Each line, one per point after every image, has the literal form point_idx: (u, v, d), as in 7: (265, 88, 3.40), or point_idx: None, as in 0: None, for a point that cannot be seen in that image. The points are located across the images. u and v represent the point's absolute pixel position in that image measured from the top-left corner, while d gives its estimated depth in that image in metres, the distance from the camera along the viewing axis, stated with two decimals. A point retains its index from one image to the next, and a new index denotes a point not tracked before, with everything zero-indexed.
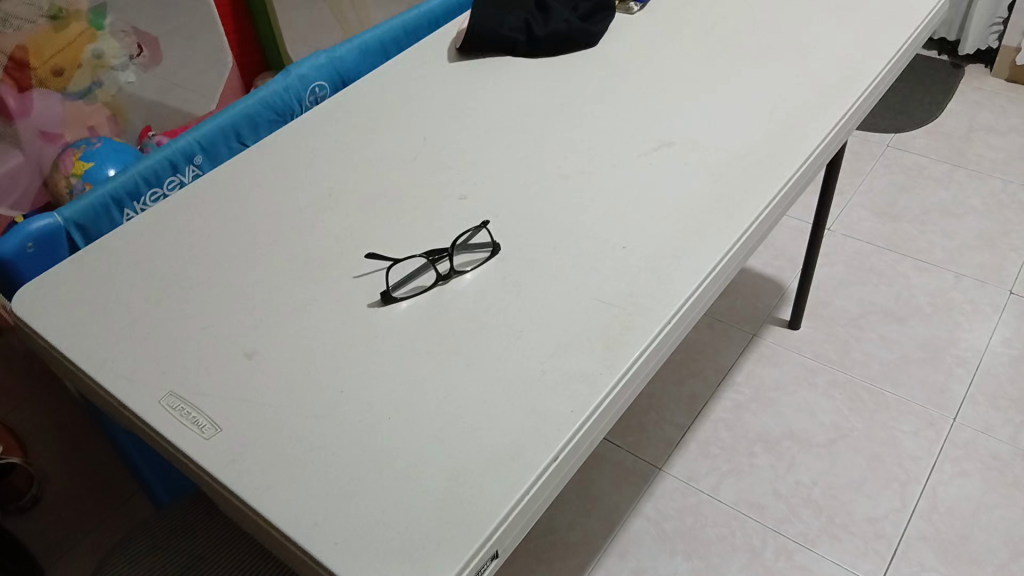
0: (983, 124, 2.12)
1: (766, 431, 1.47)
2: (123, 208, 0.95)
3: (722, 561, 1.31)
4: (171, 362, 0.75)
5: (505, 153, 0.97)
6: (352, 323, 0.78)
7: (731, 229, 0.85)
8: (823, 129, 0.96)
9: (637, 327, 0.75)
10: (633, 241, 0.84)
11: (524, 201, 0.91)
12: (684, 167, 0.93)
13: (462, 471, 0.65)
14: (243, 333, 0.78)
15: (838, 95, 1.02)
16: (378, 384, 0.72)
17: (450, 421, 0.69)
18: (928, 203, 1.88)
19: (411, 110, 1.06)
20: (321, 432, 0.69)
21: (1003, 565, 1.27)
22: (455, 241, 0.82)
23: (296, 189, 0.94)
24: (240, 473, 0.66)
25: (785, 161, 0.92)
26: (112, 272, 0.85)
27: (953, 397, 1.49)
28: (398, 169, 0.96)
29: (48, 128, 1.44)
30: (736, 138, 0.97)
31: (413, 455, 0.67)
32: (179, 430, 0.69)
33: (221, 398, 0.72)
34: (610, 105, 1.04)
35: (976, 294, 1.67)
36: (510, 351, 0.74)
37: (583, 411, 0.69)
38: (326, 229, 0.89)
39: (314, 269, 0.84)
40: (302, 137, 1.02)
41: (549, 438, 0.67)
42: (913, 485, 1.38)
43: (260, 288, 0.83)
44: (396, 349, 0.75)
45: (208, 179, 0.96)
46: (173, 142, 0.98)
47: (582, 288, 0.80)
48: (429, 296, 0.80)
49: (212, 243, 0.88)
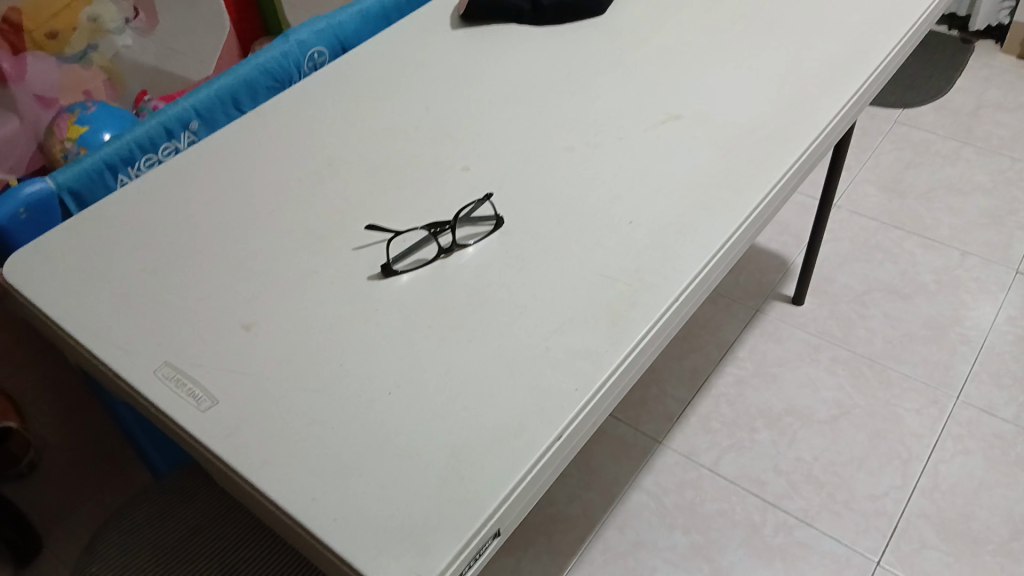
0: (993, 99, 2.09)
1: (768, 407, 1.47)
2: (117, 174, 0.93)
3: (722, 536, 1.31)
4: (166, 333, 0.74)
5: (509, 124, 0.95)
6: (352, 296, 0.77)
7: (740, 205, 0.83)
8: (834, 104, 0.94)
9: (643, 305, 0.74)
10: (639, 216, 0.83)
11: (528, 173, 0.89)
12: (691, 140, 0.91)
13: (463, 449, 0.64)
14: (240, 304, 0.76)
15: (850, 69, 1.00)
16: (378, 359, 0.71)
17: (450, 398, 0.68)
18: (936, 179, 1.86)
19: (413, 78, 1.04)
20: (320, 406, 0.67)
21: (1003, 544, 1.27)
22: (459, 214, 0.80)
23: (296, 158, 0.92)
24: (238, 448, 0.64)
25: (796, 136, 0.90)
26: (107, 240, 0.84)
27: (957, 375, 1.48)
28: (400, 139, 0.94)
29: (45, 93, 1.41)
30: (746, 111, 0.95)
31: (413, 432, 0.65)
32: (175, 403, 0.67)
33: (218, 371, 0.70)
34: (618, 76, 1.02)
35: (982, 271, 1.65)
36: (513, 327, 0.73)
37: (588, 389, 0.67)
38: (327, 200, 0.87)
39: (314, 239, 0.83)
40: (301, 104, 1.00)
41: (553, 416, 0.65)
42: (915, 462, 1.37)
43: (259, 258, 0.81)
44: (397, 323, 0.74)
45: (205, 146, 0.94)
46: (169, 108, 0.96)
47: (586, 263, 0.78)
48: (430, 269, 0.79)
49: (209, 212, 0.86)
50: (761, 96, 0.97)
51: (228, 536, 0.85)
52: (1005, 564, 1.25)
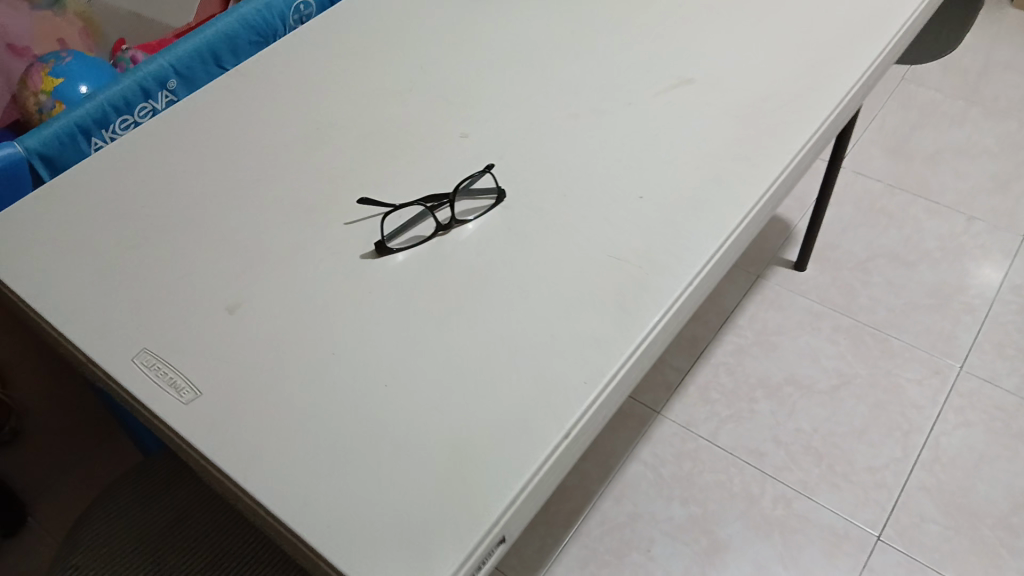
0: (1002, 58, 2.03)
1: (768, 377, 1.44)
2: (91, 138, 0.87)
3: (719, 508, 1.29)
4: (145, 314, 0.69)
5: (510, 87, 0.89)
6: (344, 276, 0.72)
7: (757, 181, 0.78)
8: (857, 70, 0.89)
9: (655, 288, 0.69)
10: (650, 190, 0.77)
11: (531, 142, 0.83)
12: (703, 107, 0.86)
13: (464, 447, 0.60)
14: (224, 283, 0.71)
15: (872, 32, 0.94)
16: (372, 346, 0.66)
17: (449, 389, 0.63)
18: (943, 141, 1.81)
19: (407, 35, 0.97)
20: (310, 398, 0.63)
21: (1003, 518, 1.26)
22: (459, 186, 0.75)
23: (282, 122, 0.86)
24: (222, 444, 0.60)
25: (816, 105, 0.85)
26: (81, 212, 0.78)
27: (960, 345, 1.46)
28: (393, 103, 0.88)
29: (16, 42, 1.32)
30: (762, 76, 0.89)
31: (410, 427, 0.61)
32: (155, 394, 0.63)
33: (200, 358, 0.66)
34: (625, 35, 0.96)
35: (988, 238, 1.61)
36: (516, 311, 0.68)
37: (597, 382, 0.63)
38: (315, 169, 0.81)
39: (302, 211, 0.77)
40: (288, 62, 0.93)
41: (560, 411, 0.61)
42: (916, 434, 1.35)
43: (243, 231, 0.76)
44: (392, 306, 0.69)
45: (184, 107, 0.88)
46: (146, 66, 0.89)
47: (593, 242, 0.73)
48: (428, 247, 0.74)
49: (188, 180, 0.81)
50: (778, 59, 0.91)
51: (209, 533, 0.80)
52: (1004, 538, 1.24)
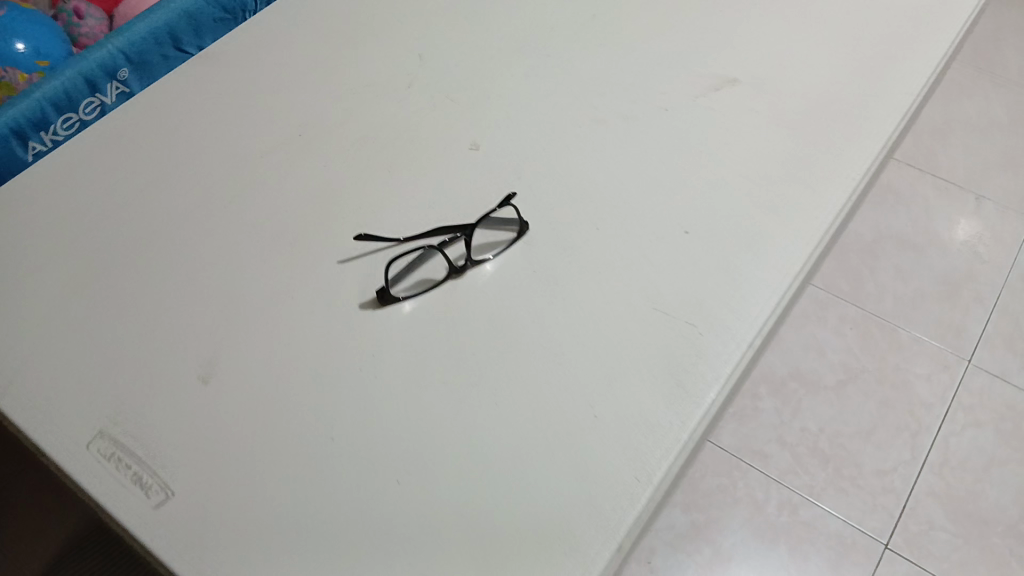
0: (1011, 23, 1.93)
1: (772, 371, 1.36)
2: (26, 143, 0.72)
3: (723, 515, 1.22)
4: (101, 381, 0.57)
5: (526, 83, 0.77)
6: (340, 332, 0.60)
7: (821, 209, 0.67)
8: (921, 72, 0.77)
9: (711, 355, 0.59)
10: (698, 222, 0.66)
11: (553, 153, 0.71)
12: (754, 114, 0.73)
13: (498, 566, 0.50)
14: (197, 339, 0.59)
15: (933, 26, 0.82)
16: (379, 426, 0.56)
17: (476, 488, 0.53)
18: (951, 114, 1.72)
19: (400, 15, 0.83)
20: (307, 500, 0.52)
21: (1013, 525, 1.21)
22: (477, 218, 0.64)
23: (257, 125, 0.73)
24: (201, 563, 0.50)
25: (881, 114, 0.73)
26: (19, 243, 0.65)
27: (969, 338, 1.39)
28: (387, 101, 0.75)
29: None
30: (817, 74, 0.77)
31: (431, 541, 0.51)
32: (116, 494, 0.52)
33: (171, 444, 0.54)
34: (655, 21, 0.83)
35: (997, 221, 1.54)
36: (549, 381, 0.58)
37: (652, 480, 0.53)
38: (299, 187, 0.69)
39: (287, 243, 0.65)
40: (263, 48, 0.79)
41: (610, 519, 0.52)
42: (924, 435, 1.29)
43: (216, 268, 0.63)
44: (400, 373, 0.58)
45: (142, 105, 0.74)
46: (91, 54, 0.75)
47: (635, 289, 0.62)
48: (439, 294, 0.62)
49: (148, 199, 0.68)
50: (833, 55, 0.79)
51: None
52: (1015, 547, 1.19)
